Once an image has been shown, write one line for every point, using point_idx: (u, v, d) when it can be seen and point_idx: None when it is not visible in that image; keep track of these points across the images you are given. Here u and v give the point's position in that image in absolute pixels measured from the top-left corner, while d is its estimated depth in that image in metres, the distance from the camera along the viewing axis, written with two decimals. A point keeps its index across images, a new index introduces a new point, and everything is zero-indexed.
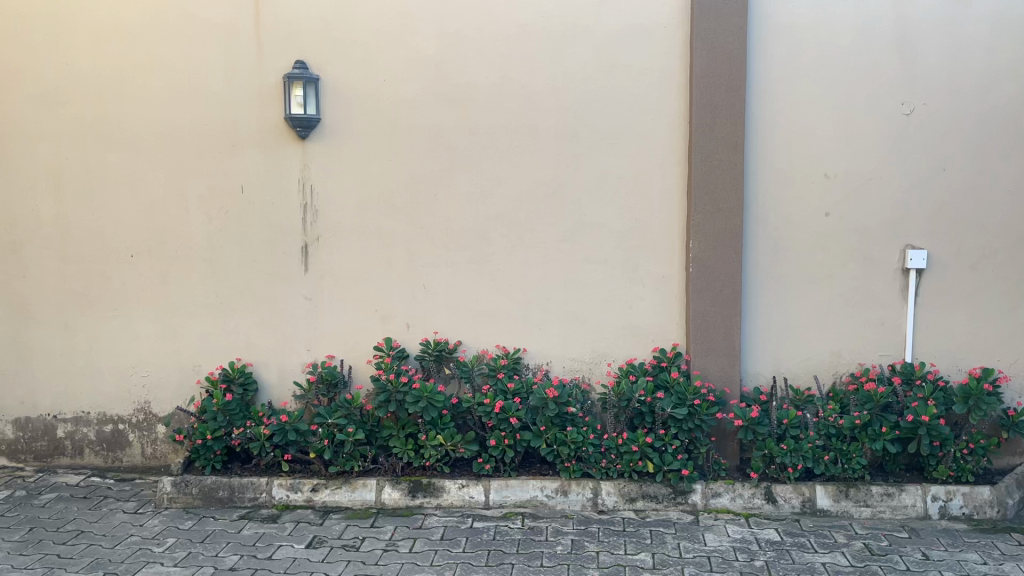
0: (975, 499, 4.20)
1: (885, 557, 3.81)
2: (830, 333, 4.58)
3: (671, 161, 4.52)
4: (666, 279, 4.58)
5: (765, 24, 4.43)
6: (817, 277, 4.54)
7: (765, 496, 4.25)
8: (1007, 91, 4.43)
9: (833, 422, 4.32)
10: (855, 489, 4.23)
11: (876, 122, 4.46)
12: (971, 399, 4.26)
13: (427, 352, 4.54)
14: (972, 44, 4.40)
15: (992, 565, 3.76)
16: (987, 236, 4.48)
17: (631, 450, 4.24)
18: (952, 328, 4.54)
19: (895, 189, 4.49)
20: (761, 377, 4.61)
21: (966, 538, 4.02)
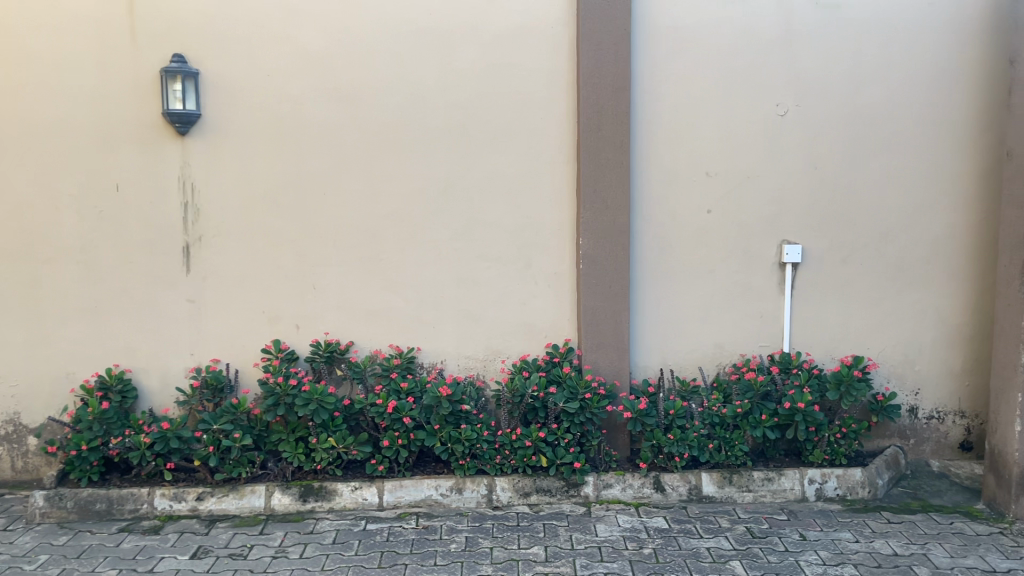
0: (848, 480, 4.45)
1: (765, 540, 3.99)
2: (714, 326, 4.75)
3: (559, 159, 4.59)
4: (557, 275, 4.65)
5: (647, 25, 4.54)
6: (700, 272, 4.70)
7: (653, 485, 4.38)
8: (872, 94, 4.67)
9: (716, 411, 4.49)
10: (738, 475, 4.41)
11: (752, 123, 4.64)
12: (843, 385, 4.49)
13: (318, 354, 4.46)
14: (841, 47, 4.63)
15: (863, 543, 3.99)
16: (856, 231, 4.73)
17: (524, 446, 4.30)
18: (826, 319, 4.78)
19: (772, 186, 4.69)
20: (649, 369, 4.74)
21: (840, 517, 4.24)
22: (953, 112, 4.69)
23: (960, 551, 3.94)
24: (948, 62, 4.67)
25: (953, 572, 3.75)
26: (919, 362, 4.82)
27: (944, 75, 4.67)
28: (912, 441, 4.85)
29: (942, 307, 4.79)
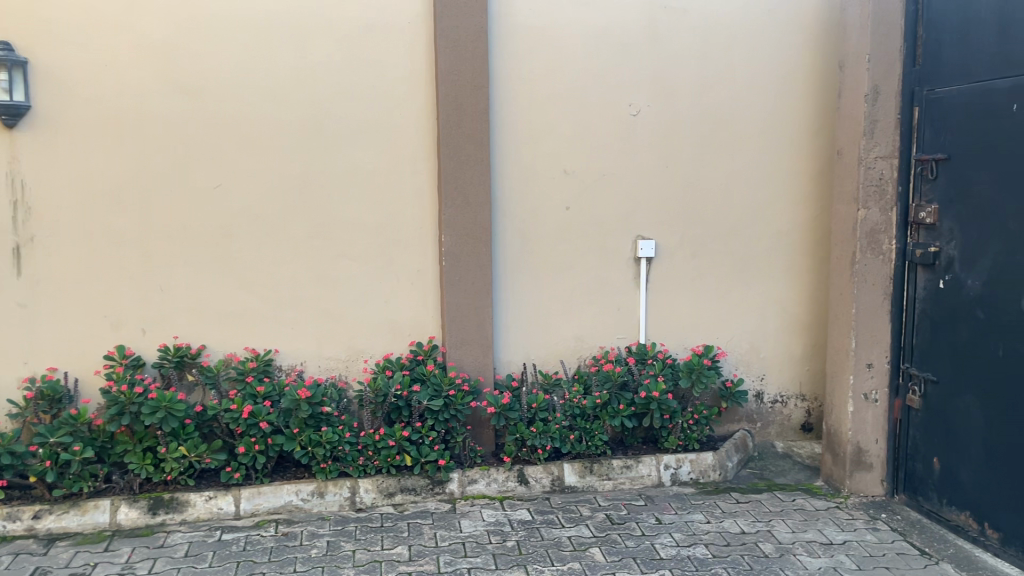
0: (700, 464, 4.68)
1: (623, 526, 4.13)
2: (575, 320, 4.86)
3: (419, 156, 4.56)
4: (419, 273, 4.63)
5: (503, 25, 4.59)
6: (560, 267, 4.80)
7: (517, 478, 4.45)
8: (718, 96, 4.90)
9: (577, 403, 4.57)
10: (598, 464, 4.55)
11: (606, 122, 4.78)
12: (694, 372, 4.73)
13: (167, 360, 4.26)
14: (687, 50, 4.83)
15: (714, 523, 4.20)
16: (706, 226, 4.96)
17: (388, 446, 4.26)
18: (679, 311, 4.98)
19: (626, 184, 4.85)
20: (513, 364, 4.80)
21: (693, 500, 4.45)
22: (791, 113, 4.99)
23: (801, 525, 4.22)
24: (786, 67, 4.95)
25: (794, 546, 4.00)
26: (764, 350, 5.10)
27: (782, 78, 4.95)
28: (759, 424, 5.14)
29: (784, 297, 5.09)
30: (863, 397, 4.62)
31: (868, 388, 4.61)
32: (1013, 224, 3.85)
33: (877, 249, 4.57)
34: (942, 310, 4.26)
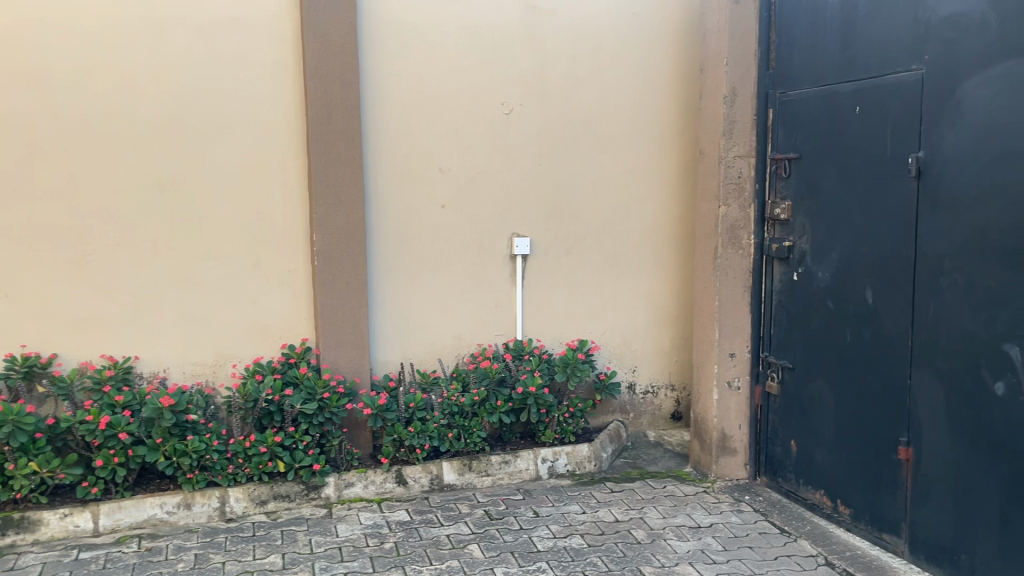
0: (577, 456, 4.78)
1: (501, 521, 4.17)
2: (451, 318, 4.86)
3: (288, 153, 4.44)
4: (290, 273, 4.51)
5: (373, 21, 4.53)
6: (436, 266, 4.79)
7: (395, 479, 4.41)
8: (588, 96, 5.01)
9: (455, 400, 4.58)
10: (477, 461, 4.56)
11: (480, 121, 4.81)
12: (569, 367, 4.82)
13: (13, 369, 3.96)
14: (558, 49, 4.92)
15: (590, 513, 4.30)
16: (578, 223, 5.07)
17: (260, 452, 4.13)
18: (553, 306, 5.07)
19: (501, 182, 4.88)
20: (390, 364, 4.75)
21: (569, 492, 4.55)
22: (657, 113, 5.16)
23: (671, 511, 4.39)
24: (652, 69, 5.12)
25: (665, 531, 4.15)
26: (635, 343, 5.27)
27: (648, 80, 5.12)
28: (632, 415, 5.31)
29: (653, 291, 5.26)
30: (727, 385, 4.85)
31: (732, 376, 4.85)
32: (857, 219, 4.14)
33: (737, 243, 4.81)
34: (796, 301, 4.55)
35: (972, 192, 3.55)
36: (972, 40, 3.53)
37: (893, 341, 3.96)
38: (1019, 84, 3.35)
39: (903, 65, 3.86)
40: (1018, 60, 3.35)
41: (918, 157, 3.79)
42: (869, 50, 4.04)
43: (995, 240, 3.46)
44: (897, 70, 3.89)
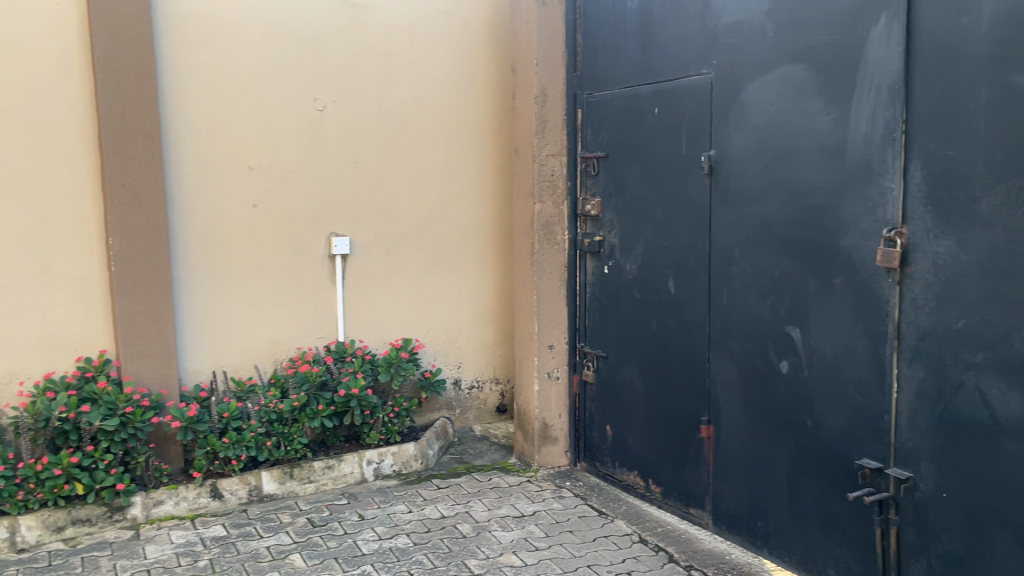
0: (402, 456, 4.77)
1: (325, 527, 4.09)
2: (267, 322, 4.70)
3: (78, 151, 4.11)
4: (85, 280, 4.18)
5: (170, 11, 4.29)
6: (248, 268, 4.61)
7: (210, 493, 4.21)
8: (404, 94, 5.00)
9: (274, 408, 4.43)
10: (298, 468, 4.44)
11: (291, 117, 4.67)
12: (393, 366, 4.80)
13: None
14: (371, 45, 4.87)
15: (416, 512, 4.30)
16: (398, 221, 5.04)
17: (54, 475, 3.80)
18: (375, 306, 5.01)
19: (316, 180, 4.77)
20: (202, 373, 4.53)
21: (395, 492, 4.53)
22: (473, 111, 5.22)
23: (496, 502, 4.47)
24: (467, 67, 5.18)
25: (489, 523, 4.23)
26: (459, 339, 5.31)
27: (463, 79, 5.18)
28: (458, 411, 5.35)
29: (474, 287, 5.33)
30: (547, 376, 5.02)
31: (551, 367, 5.02)
32: (659, 214, 4.40)
33: (552, 239, 4.98)
34: (607, 292, 4.78)
35: (756, 187, 3.86)
36: (752, 47, 3.83)
37: (693, 327, 4.24)
38: (792, 89, 3.68)
39: (694, 68, 4.14)
40: (791, 66, 3.67)
41: (709, 155, 4.07)
42: (664, 54, 4.30)
43: (776, 231, 3.78)
44: (689, 74, 4.17)
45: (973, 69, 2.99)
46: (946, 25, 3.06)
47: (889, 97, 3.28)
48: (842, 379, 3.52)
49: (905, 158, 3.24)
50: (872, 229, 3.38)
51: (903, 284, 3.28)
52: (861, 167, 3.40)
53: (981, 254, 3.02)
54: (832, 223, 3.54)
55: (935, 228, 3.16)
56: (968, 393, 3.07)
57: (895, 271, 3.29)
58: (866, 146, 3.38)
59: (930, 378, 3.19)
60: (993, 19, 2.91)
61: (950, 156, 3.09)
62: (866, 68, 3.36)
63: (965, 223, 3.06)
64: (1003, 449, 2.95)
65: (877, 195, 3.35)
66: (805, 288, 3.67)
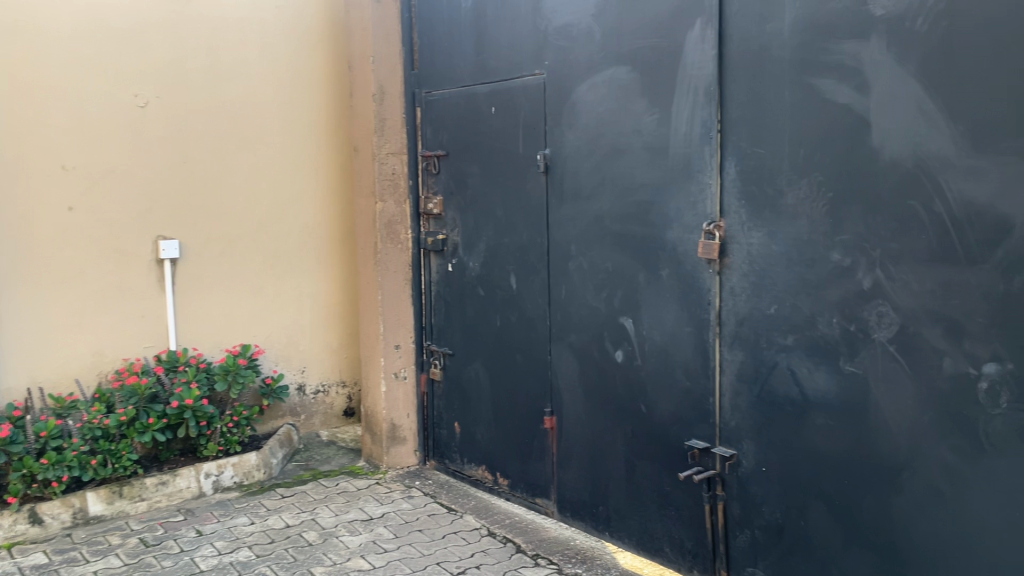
0: (244, 466, 4.62)
1: (159, 546, 3.88)
2: (89, 333, 4.40)
3: None
4: None
5: None
6: (65, 275, 4.30)
7: (28, 519, 3.90)
8: (233, 90, 4.82)
9: (98, 423, 4.14)
10: (128, 486, 4.20)
11: (109, 114, 4.40)
12: (230, 374, 4.63)
13: None
14: (196, 38, 4.67)
15: (259, 523, 4.17)
16: (232, 223, 4.86)
17: None
18: (210, 312, 4.81)
19: (139, 180, 4.52)
20: (14, 391, 4.19)
21: (236, 504, 4.38)
22: (310, 109, 5.11)
23: (343, 507, 4.40)
24: (301, 63, 5.06)
25: (336, 529, 4.16)
26: (302, 343, 5.18)
27: (297, 75, 5.05)
28: (303, 417, 5.23)
29: (317, 290, 5.22)
30: (394, 376, 4.99)
31: (398, 367, 5.00)
32: (499, 211, 4.47)
33: (395, 238, 4.95)
34: (452, 290, 4.81)
35: (588, 184, 3.99)
36: (581, 49, 3.96)
37: (534, 322, 4.34)
38: (617, 90, 3.83)
39: (528, 69, 4.23)
40: (617, 68, 3.81)
41: (544, 153, 4.18)
42: (499, 54, 4.37)
43: (608, 226, 3.93)
44: (523, 74, 4.25)
45: (778, 72, 3.22)
46: (753, 31, 3.28)
47: (706, 98, 3.47)
48: (671, 366, 3.70)
49: (721, 155, 3.45)
50: (694, 223, 3.58)
51: (722, 273, 3.49)
52: (682, 165, 3.60)
53: (788, 244, 3.25)
54: (658, 218, 3.72)
55: (749, 221, 3.38)
56: (782, 373, 3.30)
57: (715, 262, 3.50)
58: (686, 144, 3.57)
59: (748, 361, 3.41)
60: (793, 26, 3.15)
61: (760, 154, 3.31)
62: (684, 71, 3.54)
63: (774, 215, 3.29)
64: (813, 423, 3.20)
65: (697, 191, 3.55)
66: (636, 281, 3.83)
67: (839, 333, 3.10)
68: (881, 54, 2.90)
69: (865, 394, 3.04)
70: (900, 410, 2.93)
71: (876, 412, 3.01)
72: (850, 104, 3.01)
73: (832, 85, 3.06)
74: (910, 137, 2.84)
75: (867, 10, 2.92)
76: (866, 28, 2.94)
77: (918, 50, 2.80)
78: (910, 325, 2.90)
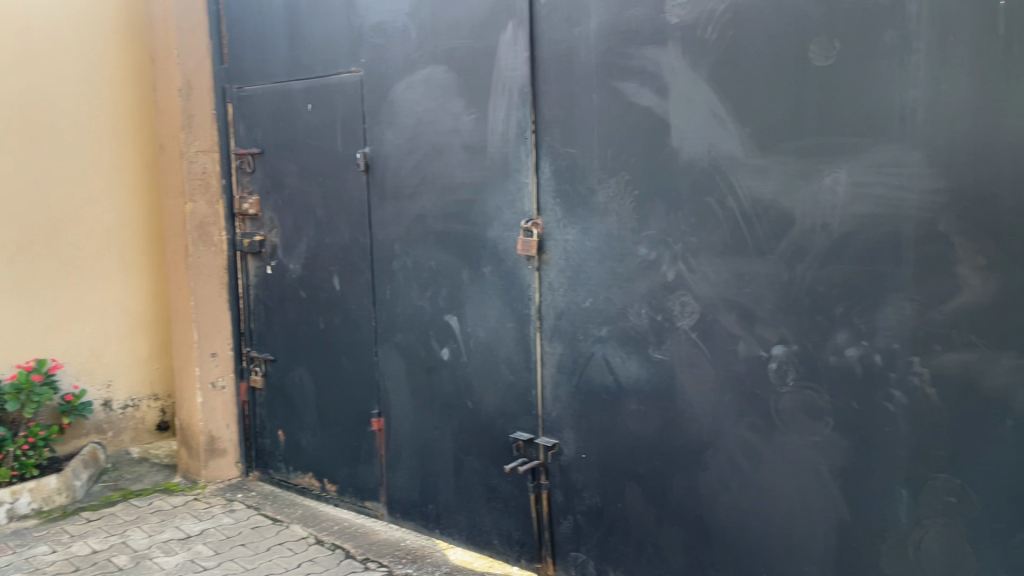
0: (43, 491, 4.25)
1: None
2: None
3: None
4: None
5: None
6: None
7: None
8: (19, 81, 4.41)
9: None
10: None
11: None
12: (23, 393, 4.24)
13: None
14: None
15: (61, 551, 3.85)
16: (21, 227, 4.45)
17: None
18: None
19: None
20: None
21: (35, 533, 4.03)
22: (109, 104, 4.78)
23: (157, 527, 4.15)
24: (97, 54, 4.71)
25: (150, 550, 3.91)
26: (108, 355, 4.83)
27: (93, 68, 4.70)
28: (111, 434, 4.89)
29: (123, 298, 4.89)
30: (211, 385, 4.78)
31: (215, 376, 4.79)
32: (319, 211, 4.37)
33: (207, 241, 4.74)
34: (271, 293, 4.65)
35: (409, 183, 3.98)
36: (396, 47, 3.94)
37: (358, 323, 4.28)
38: (435, 89, 3.84)
39: (343, 66, 4.16)
40: (434, 67, 3.83)
41: (364, 152, 4.12)
42: (313, 50, 4.27)
43: (430, 225, 3.94)
44: (339, 71, 4.18)
45: (586, 75, 3.35)
46: (562, 34, 3.40)
47: (519, 99, 3.56)
48: (495, 362, 3.77)
49: (536, 155, 3.56)
50: (513, 221, 3.66)
51: (541, 269, 3.59)
52: (500, 163, 3.67)
53: (600, 240, 3.40)
54: (478, 216, 3.77)
55: (564, 218, 3.50)
56: (598, 364, 3.44)
57: (534, 258, 3.60)
58: (503, 144, 3.65)
59: (567, 353, 3.53)
60: (599, 32, 3.29)
61: (572, 154, 3.44)
62: (498, 72, 3.62)
63: (587, 212, 3.42)
64: (627, 409, 3.37)
65: (515, 190, 3.63)
66: (459, 279, 3.87)
67: (648, 323, 3.28)
68: (677, 60, 3.09)
69: (672, 380, 3.23)
70: (703, 392, 3.14)
71: (683, 395, 3.20)
72: (652, 107, 3.18)
73: (635, 89, 3.22)
74: (705, 139, 3.04)
75: (664, 18, 3.10)
76: (663, 35, 3.12)
77: (709, 57, 3.01)
78: (709, 313, 3.10)
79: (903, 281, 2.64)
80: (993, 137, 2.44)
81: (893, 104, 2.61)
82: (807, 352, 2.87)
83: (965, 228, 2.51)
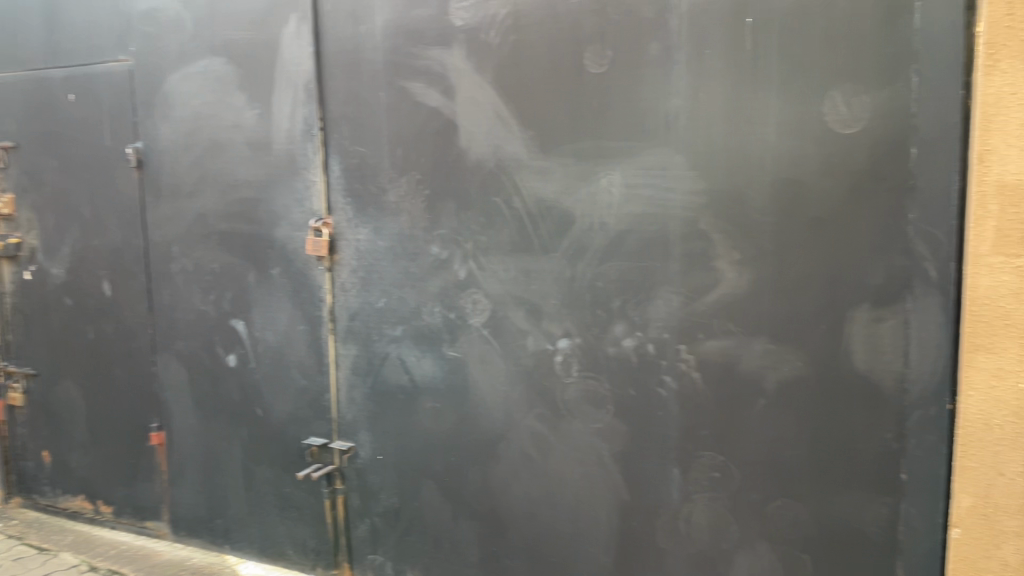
0: None
1: None
2: None
3: None
4: None
5: None
6: None
7: None
8: None
9: None
10: None
11: None
12: None
13: None
14: None
15: None
16: None
17: None
18: None
19: None
20: None
21: None
22: None
23: None
24: None
25: None
26: None
27: None
28: None
29: None
30: None
31: None
32: (86, 211, 4.03)
33: None
34: (32, 302, 4.25)
35: (188, 180, 3.77)
36: (171, 36, 3.71)
37: (134, 331, 3.99)
38: (213, 82, 3.65)
39: (109, 54, 3.86)
40: (211, 59, 3.64)
41: (136, 147, 3.85)
42: (75, 36, 3.92)
43: (212, 225, 3.74)
44: (105, 60, 3.87)
45: (374, 73, 3.32)
46: (347, 31, 3.34)
47: (305, 95, 3.47)
48: (286, 366, 3.65)
49: (324, 153, 3.48)
50: (301, 220, 3.56)
51: (332, 270, 3.52)
52: (286, 161, 3.56)
53: (391, 240, 3.38)
54: (265, 216, 3.63)
55: (355, 218, 3.45)
56: (393, 363, 3.43)
57: (325, 258, 3.52)
58: (289, 141, 3.54)
59: (362, 355, 3.49)
60: (384, 30, 3.27)
61: (362, 153, 3.40)
62: (282, 67, 3.50)
63: (377, 212, 3.40)
64: (421, 408, 3.38)
65: (303, 188, 3.54)
66: (246, 281, 3.70)
67: (441, 321, 3.31)
68: (462, 62, 3.14)
69: (464, 376, 3.29)
70: (494, 388, 3.22)
71: (474, 391, 3.27)
72: (439, 107, 3.21)
73: (422, 89, 3.24)
74: (490, 140, 3.12)
75: (449, 20, 3.14)
76: (448, 37, 3.15)
77: (492, 60, 3.08)
78: (499, 310, 3.19)
79: (671, 276, 2.84)
80: (743, 142, 2.67)
81: (658, 110, 2.80)
82: (588, 344, 3.02)
83: (721, 226, 2.73)
